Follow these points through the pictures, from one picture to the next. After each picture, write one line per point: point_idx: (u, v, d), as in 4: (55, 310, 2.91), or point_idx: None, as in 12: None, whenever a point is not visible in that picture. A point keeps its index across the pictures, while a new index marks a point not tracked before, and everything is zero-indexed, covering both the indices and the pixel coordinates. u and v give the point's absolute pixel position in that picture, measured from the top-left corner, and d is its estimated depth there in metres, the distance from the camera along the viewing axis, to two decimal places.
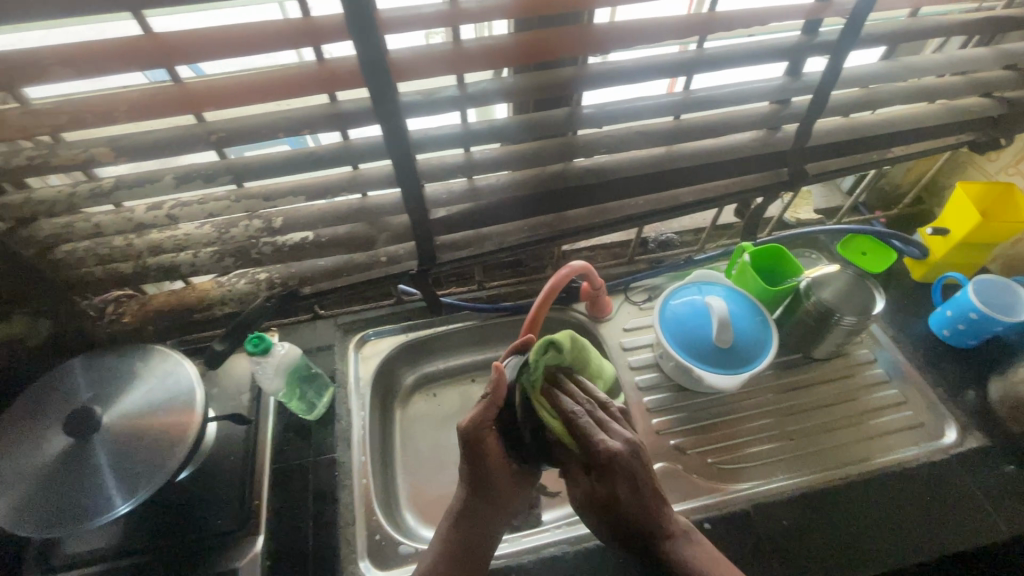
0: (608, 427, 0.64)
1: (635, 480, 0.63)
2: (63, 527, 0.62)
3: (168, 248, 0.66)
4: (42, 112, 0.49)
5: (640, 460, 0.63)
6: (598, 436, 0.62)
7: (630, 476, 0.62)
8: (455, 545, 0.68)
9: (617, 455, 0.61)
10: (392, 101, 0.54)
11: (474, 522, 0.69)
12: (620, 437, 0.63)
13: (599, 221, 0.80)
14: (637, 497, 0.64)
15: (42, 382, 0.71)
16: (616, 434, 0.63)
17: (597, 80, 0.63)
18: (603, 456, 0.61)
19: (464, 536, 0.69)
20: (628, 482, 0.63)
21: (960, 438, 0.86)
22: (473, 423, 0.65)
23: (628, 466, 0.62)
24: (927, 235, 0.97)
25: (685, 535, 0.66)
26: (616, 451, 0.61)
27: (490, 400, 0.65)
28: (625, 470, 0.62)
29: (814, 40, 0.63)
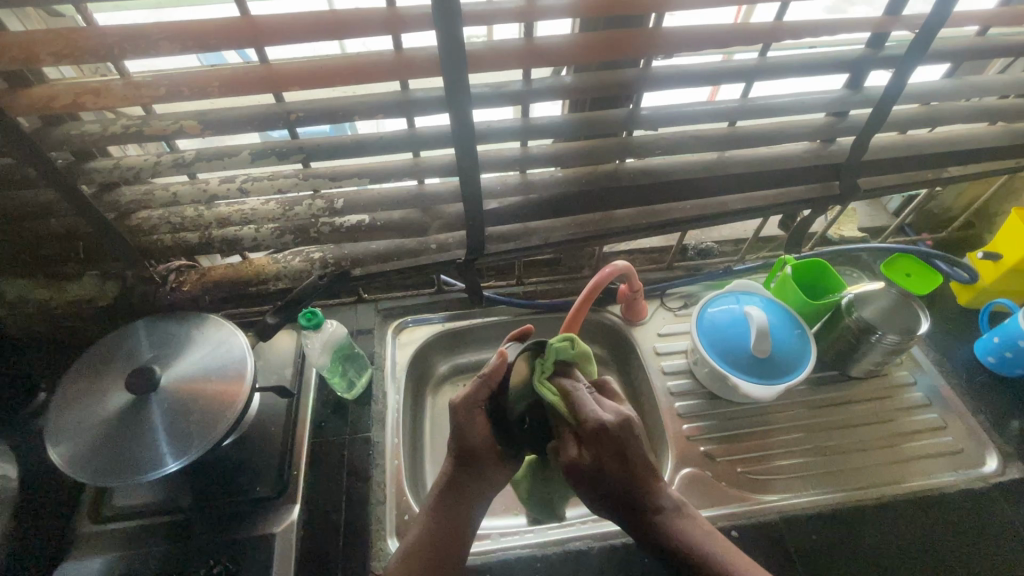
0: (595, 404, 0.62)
1: (629, 455, 0.60)
2: (120, 478, 0.65)
3: (235, 221, 0.69)
4: (142, 83, 0.53)
5: (633, 432, 0.60)
6: (589, 407, 0.61)
7: (620, 451, 0.59)
8: (435, 521, 0.66)
9: (608, 426, 0.59)
10: (463, 91, 0.56)
11: (458, 502, 0.67)
12: (610, 411, 0.61)
13: (645, 222, 0.81)
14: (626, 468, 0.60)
15: (106, 342, 0.75)
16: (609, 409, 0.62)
17: (658, 82, 0.64)
18: (592, 425, 0.59)
19: (443, 516, 0.66)
20: (620, 453, 0.60)
21: (1001, 468, 0.85)
22: (466, 399, 0.68)
23: (621, 437, 0.59)
24: (977, 259, 0.96)
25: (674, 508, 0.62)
26: (606, 421, 0.60)
27: (485, 380, 0.69)
28: (619, 442, 0.59)
29: (878, 54, 0.63)
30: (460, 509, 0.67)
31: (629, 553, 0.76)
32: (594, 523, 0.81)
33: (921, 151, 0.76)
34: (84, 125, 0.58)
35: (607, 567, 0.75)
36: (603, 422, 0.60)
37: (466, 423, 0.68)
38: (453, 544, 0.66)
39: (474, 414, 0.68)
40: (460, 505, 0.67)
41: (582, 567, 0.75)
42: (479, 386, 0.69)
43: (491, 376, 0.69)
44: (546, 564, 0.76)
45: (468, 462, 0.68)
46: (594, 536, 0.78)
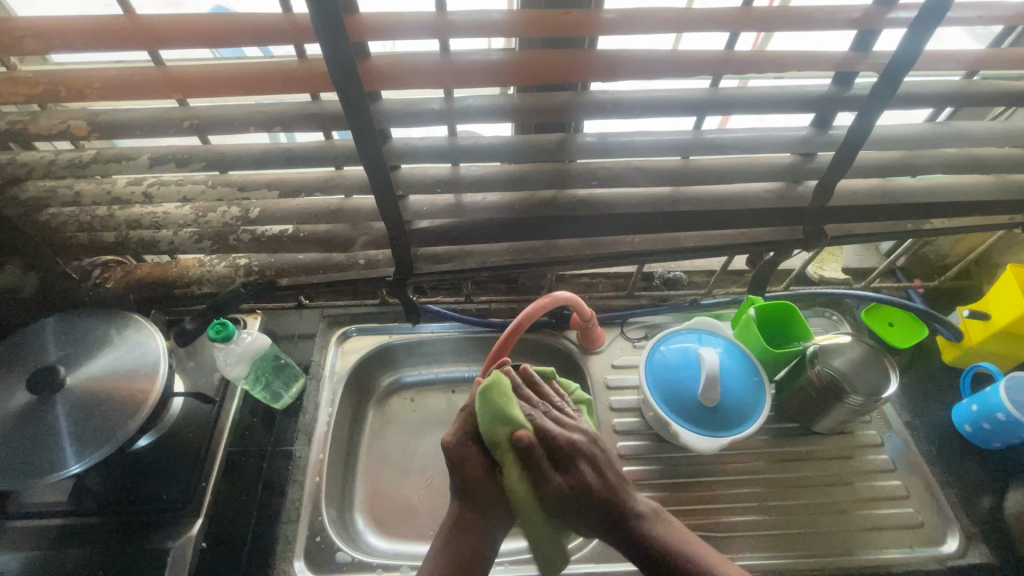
0: (563, 421, 0.65)
1: (600, 464, 0.64)
2: (13, 479, 0.64)
3: (147, 224, 0.66)
4: (19, 81, 0.50)
5: (601, 449, 0.65)
6: (553, 426, 0.64)
7: (594, 460, 0.64)
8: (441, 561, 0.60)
9: (580, 442, 0.63)
10: (365, 111, 0.51)
11: (472, 530, 0.62)
12: (576, 429, 0.65)
13: (591, 253, 0.75)
14: (602, 479, 0.63)
15: (22, 334, 0.73)
16: (575, 426, 0.65)
17: (596, 110, 0.58)
18: (565, 443, 0.63)
19: (449, 549, 0.61)
20: (592, 465, 0.63)
21: (962, 549, 0.77)
22: (454, 434, 0.65)
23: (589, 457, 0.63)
24: (965, 317, 0.87)
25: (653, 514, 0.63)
26: (584, 440, 0.64)
27: (468, 411, 0.67)
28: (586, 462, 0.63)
29: (844, 93, 0.57)
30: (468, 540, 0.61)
31: None
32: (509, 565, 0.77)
33: (900, 200, 0.69)
34: None
35: None
36: (582, 444, 0.63)
37: (460, 459, 0.64)
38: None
39: (468, 448, 0.64)
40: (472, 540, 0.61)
41: None
42: (465, 419, 0.66)
43: (473, 407, 0.67)
44: None
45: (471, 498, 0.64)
46: None
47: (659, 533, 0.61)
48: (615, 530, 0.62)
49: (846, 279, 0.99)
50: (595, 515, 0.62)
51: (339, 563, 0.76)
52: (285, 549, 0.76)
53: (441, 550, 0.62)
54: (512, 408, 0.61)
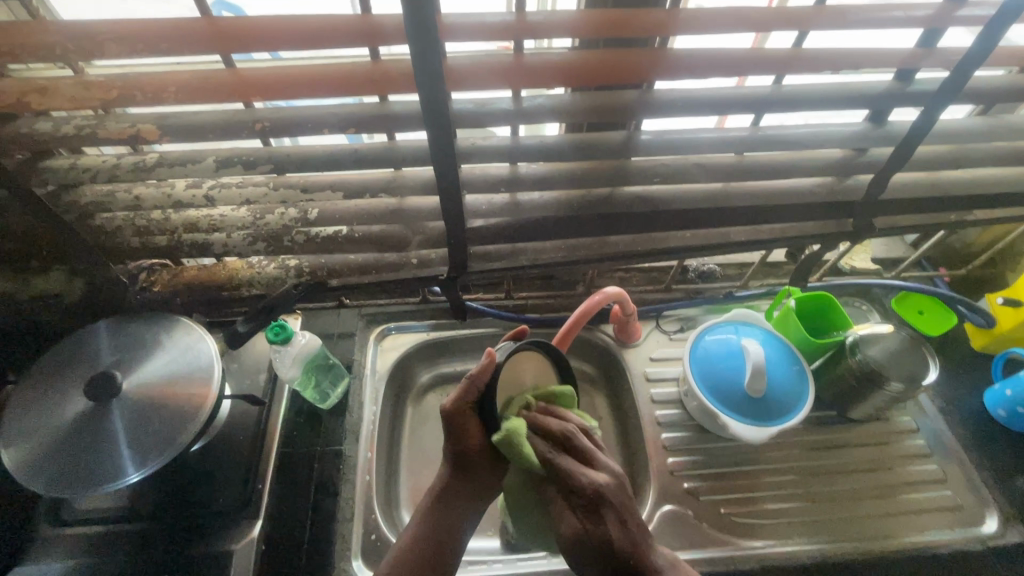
0: (595, 459, 0.60)
1: (625, 508, 0.58)
2: (73, 489, 0.63)
3: (203, 227, 0.66)
4: (94, 85, 0.49)
5: (626, 493, 0.59)
6: (579, 471, 0.58)
7: (619, 508, 0.57)
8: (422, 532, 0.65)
9: (603, 487, 0.57)
10: (443, 111, 0.51)
11: (455, 505, 0.67)
12: (606, 469, 0.59)
13: (641, 249, 0.76)
14: (625, 532, 0.57)
15: (71, 341, 0.72)
16: (604, 466, 0.60)
17: (660, 108, 0.58)
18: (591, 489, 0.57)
19: (431, 521, 0.66)
20: (618, 516, 0.57)
21: (1000, 530, 0.80)
22: (456, 404, 0.63)
23: (616, 499, 0.58)
24: (997, 304, 0.91)
25: (673, 568, 0.59)
26: (608, 481, 0.58)
27: (474, 382, 0.63)
28: (613, 505, 0.57)
29: (906, 89, 0.57)
30: (449, 514, 0.66)
31: None
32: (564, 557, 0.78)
33: (944, 193, 0.70)
34: (38, 122, 0.54)
35: None
36: (607, 484, 0.58)
37: (459, 427, 0.64)
38: (441, 550, 0.65)
39: (467, 417, 0.64)
40: (456, 508, 0.66)
41: None
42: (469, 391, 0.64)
43: (478, 379, 0.63)
44: None
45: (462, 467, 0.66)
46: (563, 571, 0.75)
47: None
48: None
49: (876, 269, 1.01)
50: (609, 569, 0.56)
51: None
52: (342, 548, 0.76)
53: (422, 523, 0.66)
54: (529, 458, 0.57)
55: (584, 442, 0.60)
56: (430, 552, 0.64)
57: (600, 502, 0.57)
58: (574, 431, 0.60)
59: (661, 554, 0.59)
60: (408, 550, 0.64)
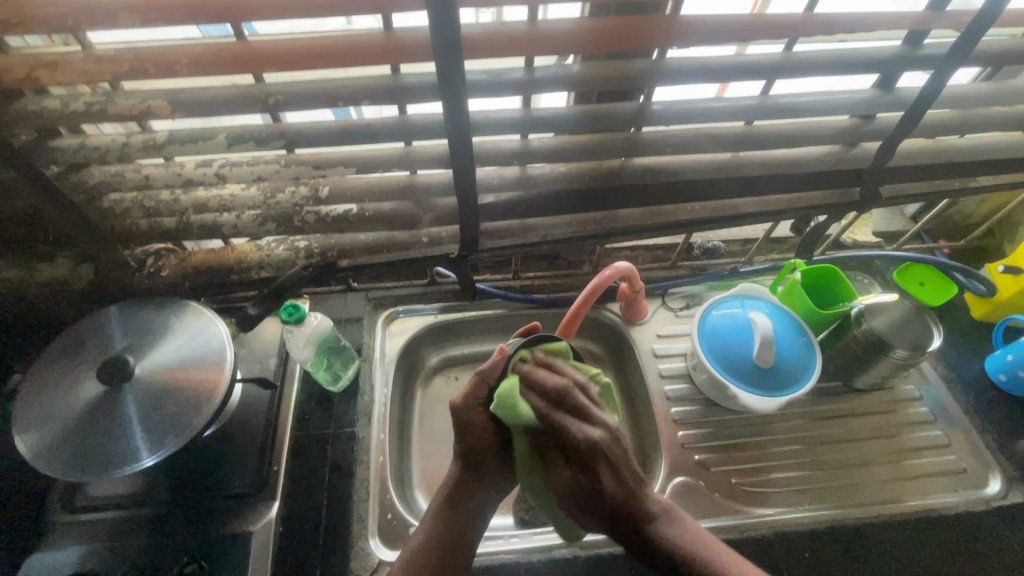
0: (587, 414, 0.61)
1: (618, 463, 0.60)
2: (88, 473, 0.62)
3: (213, 207, 0.65)
4: (104, 58, 0.49)
5: (622, 448, 0.60)
6: (573, 427, 0.60)
7: (611, 463, 0.59)
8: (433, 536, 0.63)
9: (597, 441, 0.59)
10: (459, 80, 0.51)
11: (465, 504, 0.65)
12: (600, 424, 0.61)
13: (650, 223, 0.76)
14: (614, 477, 0.60)
15: (80, 326, 0.72)
16: (600, 421, 0.61)
17: (672, 76, 0.58)
18: (584, 443, 0.59)
19: (442, 524, 0.64)
20: (611, 470, 0.60)
21: (1004, 491, 0.82)
22: (468, 398, 0.63)
23: (608, 455, 0.59)
24: (998, 272, 0.92)
25: (667, 514, 0.62)
26: (602, 434, 0.60)
27: (489, 376, 0.63)
28: (606, 461, 0.60)
29: (915, 53, 0.58)
30: (461, 514, 0.64)
31: (615, 564, 0.74)
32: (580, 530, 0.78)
33: (948, 159, 0.71)
34: (46, 100, 0.54)
35: None
36: (601, 437, 0.60)
37: (468, 424, 0.63)
38: (456, 553, 0.63)
39: (476, 414, 0.63)
40: (469, 507, 0.65)
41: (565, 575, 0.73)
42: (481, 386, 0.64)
43: (490, 372, 0.63)
44: (529, 571, 0.74)
45: (472, 462, 0.65)
46: (579, 543, 0.76)
47: (669, 532, 0.60)
48: (623, 528, 0.60)
49: (877, 242, 1.02)
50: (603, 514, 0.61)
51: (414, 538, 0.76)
52: (360, 527, 0.75)
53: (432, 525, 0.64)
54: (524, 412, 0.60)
55: (579, 398, 0.61)
56: (445, 553, 0.63)
57: (593, 456, 0.59)
58: (570, 388, 0.62)
59: (653, 500, 0.62)
60: (422, 552, 0.62)
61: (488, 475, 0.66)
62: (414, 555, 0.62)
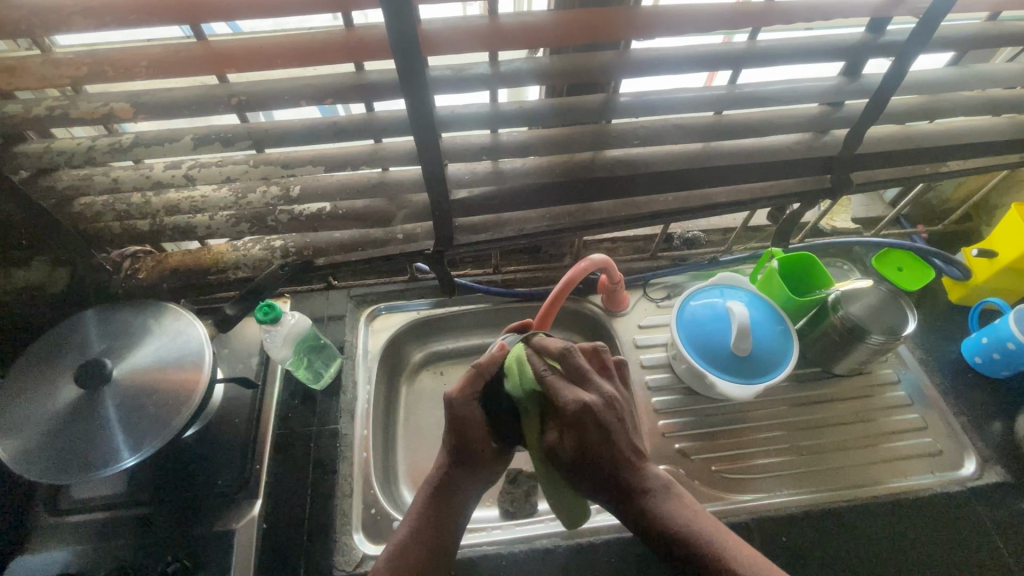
0: (586, 379, 0.59)
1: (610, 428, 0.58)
2: (69, 475, 0.62)
3: (185, 209, 0.65)
4: (63, 62, 0.49)
5: (616, 415, 0.59)
6: (566, 389, 0.58)
7: (606, 435, 0.58)
8: (414, 537, 0.63)
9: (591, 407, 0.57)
10: (421, 77, 0.51)
11: (450, 498, 0.64)
12: (596, 390, 0.59)
13: (624, 214, 0.77)
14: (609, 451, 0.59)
15: (58, 331, 0.72)
16: (596, 387, 0.59)
17: (638, 67, 0.58)
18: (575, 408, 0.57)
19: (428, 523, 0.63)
20: (602, 431, 0.58)
21: (979, 471, 0.83)
22: (462, 393, 0.62)
23: (604, 419, 0.58)
24: (972, 256, 0.93)
25: (662, 488, 0.62)
26: (602, 403, 0.58)
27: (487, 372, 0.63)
28: (599, 424, 0.58)
29: (878, 40, 0.58)
30: (447, 512, 0.64)
31: (596, 553, 0.75)
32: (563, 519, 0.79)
33: (918, 144, 0.72)
34: (8, 104, 0.54)
35: (573, 568, 0.74)
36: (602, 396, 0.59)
37: (462, 417, 0.62)
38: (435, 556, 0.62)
39: (470, 407, 0.62)
40: (454, 506, 0.64)
41: (547, 564, 0.74)
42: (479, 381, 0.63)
43: (485, 366, 0.63)
44: (511, 561, 0.75)
45: (464, 461, 0.65)
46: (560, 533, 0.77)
47: (658, 508, 0.60)
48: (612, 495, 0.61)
49: (856, 229, 1.03)
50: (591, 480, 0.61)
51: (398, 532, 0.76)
52: (343, 522, 0.76)
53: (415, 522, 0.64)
54: (522, 376, 0.61)
55: (582, 362, 0.60)
56: (426, 551, 0.62)
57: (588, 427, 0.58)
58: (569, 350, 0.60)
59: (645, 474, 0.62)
60: (404, 552, 0.61)
61: (472, 476, 0.66)
62: (399, 551, 0.62)
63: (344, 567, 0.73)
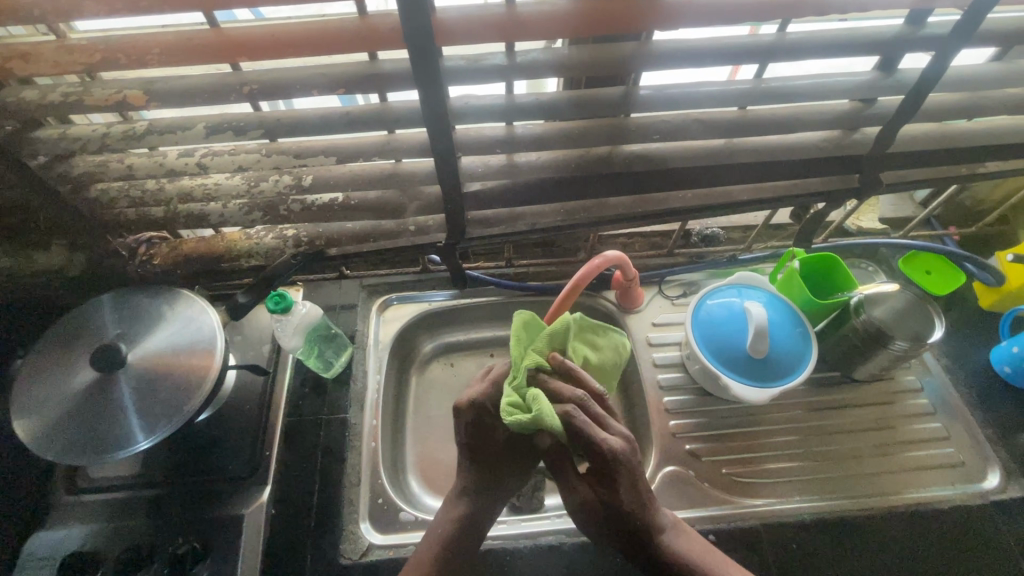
0: (603, 422, 0.62)
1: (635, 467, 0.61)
2: (84, 457, 0.64)
3: (198, 196, 0.66)
4: (76, 49, 0.49)
5: (630, 458, 0.61)
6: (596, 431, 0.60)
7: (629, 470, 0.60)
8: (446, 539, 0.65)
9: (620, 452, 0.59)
10: (434, 68, 0.50)
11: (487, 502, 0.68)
12: (614, 431, 0.61)
13: (641, 211, 0.75)
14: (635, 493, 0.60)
15: (76, 315, 0.73)
16: (615, 429, 0.62)
17: (660, 60, 0.56)
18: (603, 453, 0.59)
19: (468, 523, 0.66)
20: (628, 478, 0.61)
21: (1002, 485, 0.81)
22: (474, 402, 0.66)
23: (627, 462, 0.60)
24: (1006, 261, 0.90)
25: (674, 527, 0.65)
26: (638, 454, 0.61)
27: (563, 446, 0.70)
28: (625, 470, 0.60)
29: (918, 33, 0.55)
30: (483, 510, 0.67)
31: (601, 552, 0.75)
32: (569, 517, 0.79)
33: (952, 144, 0.69)
34: (25, 90, 0.54)
35: (575, 564, 0.74)
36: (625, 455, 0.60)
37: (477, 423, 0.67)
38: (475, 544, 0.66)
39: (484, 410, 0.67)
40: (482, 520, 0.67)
41: (552, 561, 0.74)
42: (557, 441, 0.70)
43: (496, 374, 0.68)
44: (515, 556, 0.74)
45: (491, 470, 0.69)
46: (566, 531, 0.76)
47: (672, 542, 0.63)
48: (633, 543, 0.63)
49: (883, 230, 0.99)
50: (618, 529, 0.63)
51: (404, 522, 0.77)
52: (350, 511, 0.76)
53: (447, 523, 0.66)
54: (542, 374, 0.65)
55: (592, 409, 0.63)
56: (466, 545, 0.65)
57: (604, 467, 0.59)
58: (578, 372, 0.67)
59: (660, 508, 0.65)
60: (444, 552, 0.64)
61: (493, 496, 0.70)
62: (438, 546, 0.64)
63: (350, 555, 0.73)
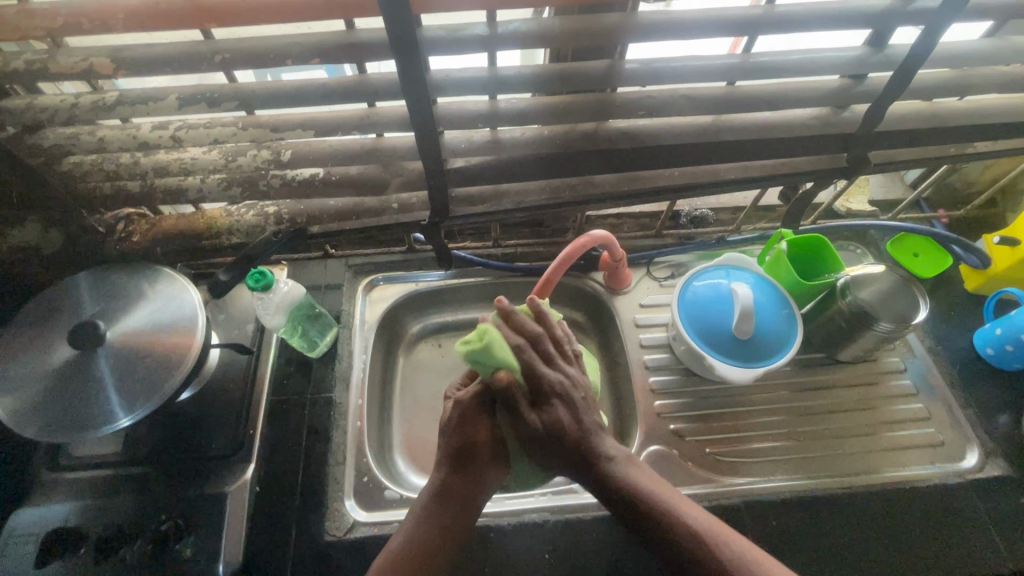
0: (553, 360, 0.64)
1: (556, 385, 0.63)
2: (64, 434, 0.63)
3: (174, 170, 0.64)
4: (37, 13, 0.47)
5: (580, 398, 0.63)
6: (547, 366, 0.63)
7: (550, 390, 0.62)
8: (416, 533, 0.62)
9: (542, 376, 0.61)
10: (411, 36, 0.48)
11: (455, 500, 0.64)
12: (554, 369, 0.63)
13: (628, 189, 0.74)
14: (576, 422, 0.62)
15: (53, 292, 0.72)
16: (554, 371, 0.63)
17: (645, 33, 0.55)
18: (547, 388, 0.62)
19: (429, 517, 0.63)
20: (565, 405, 0.62)
21: (980, 464, 0.82)
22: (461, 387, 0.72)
23: (565, 393, 0.62)
24: (993, 244, 0.90)
25: (622, 458, 0.62)
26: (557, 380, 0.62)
27: (489, 384, 0.68)
28: (565, 398, 0.62)
29: (908, 6, 0.54)
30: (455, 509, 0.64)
31: (584, 529, 0.75)
32: (553, 495, 0.79)
33: (941, 123, 0.68)
34: None
35: (558, 541, 0.75)
36: (550, 382, 0.62)
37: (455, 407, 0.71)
38: (443, 548, 0.62)
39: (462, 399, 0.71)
40: (461, 506, 0.64)
41: (535, 538, 0.75)
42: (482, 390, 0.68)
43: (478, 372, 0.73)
44: (499, 534, 0.75)
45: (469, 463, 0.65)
46: (549, 508, 0.77)
47: (621, 473, 0.61)
48: (585, 471, 0.61)
49: (872, 212, 0.99)
50: (566, 459, 0.61)
51: (389, 500, 0.77)
52: (335, 489, 0.77)
53: (416, 515, 0.63)
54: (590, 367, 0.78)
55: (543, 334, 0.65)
56: (427, 546, 0.61)
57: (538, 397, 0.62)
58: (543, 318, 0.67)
59: (608, 442, 0.63)
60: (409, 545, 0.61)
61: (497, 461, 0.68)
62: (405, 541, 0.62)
63: (334, 532, 0.73)
